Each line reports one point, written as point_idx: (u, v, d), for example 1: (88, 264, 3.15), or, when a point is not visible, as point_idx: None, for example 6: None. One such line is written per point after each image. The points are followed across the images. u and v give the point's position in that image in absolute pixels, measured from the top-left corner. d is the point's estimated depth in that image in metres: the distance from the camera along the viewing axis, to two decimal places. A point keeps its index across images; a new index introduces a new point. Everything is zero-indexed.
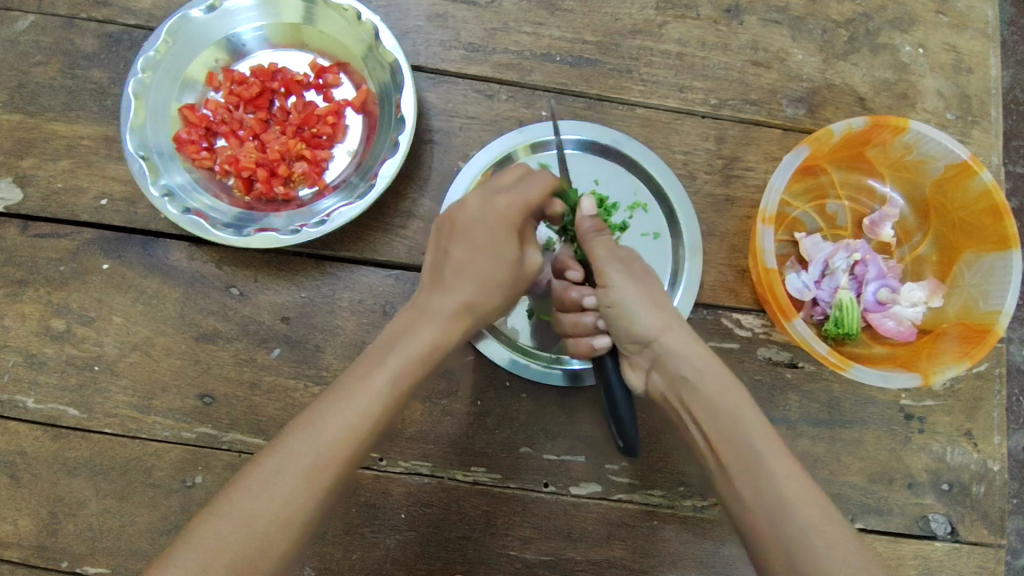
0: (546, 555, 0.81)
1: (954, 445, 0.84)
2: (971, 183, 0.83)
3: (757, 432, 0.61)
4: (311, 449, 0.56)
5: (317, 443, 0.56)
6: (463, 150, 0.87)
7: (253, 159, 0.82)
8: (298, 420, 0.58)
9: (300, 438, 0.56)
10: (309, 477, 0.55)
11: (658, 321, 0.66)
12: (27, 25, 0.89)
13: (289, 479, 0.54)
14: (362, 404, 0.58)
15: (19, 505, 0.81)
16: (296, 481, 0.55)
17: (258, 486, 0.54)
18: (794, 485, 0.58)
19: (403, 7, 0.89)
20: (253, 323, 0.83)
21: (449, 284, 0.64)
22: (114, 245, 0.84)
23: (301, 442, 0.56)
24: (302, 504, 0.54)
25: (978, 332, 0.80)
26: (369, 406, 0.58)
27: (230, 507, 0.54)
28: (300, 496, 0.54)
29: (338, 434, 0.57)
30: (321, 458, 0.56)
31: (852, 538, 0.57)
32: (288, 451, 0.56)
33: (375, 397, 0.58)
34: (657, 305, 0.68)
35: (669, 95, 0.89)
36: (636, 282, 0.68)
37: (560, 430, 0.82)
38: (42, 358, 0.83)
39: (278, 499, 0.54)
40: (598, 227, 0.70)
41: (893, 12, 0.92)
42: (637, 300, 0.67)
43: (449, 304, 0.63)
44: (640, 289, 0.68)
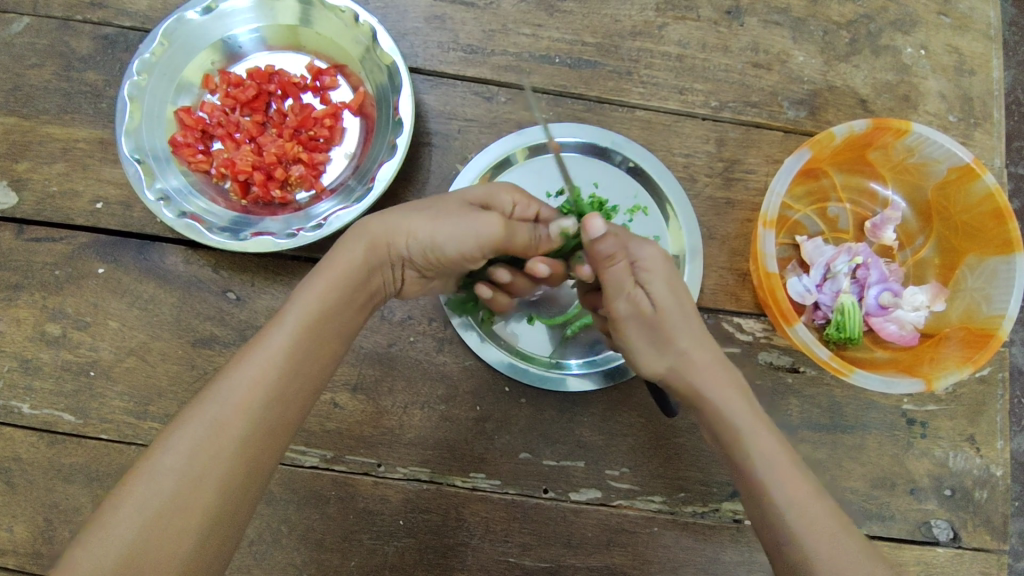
0: (545, 562, 0.80)
1: (957, 450, 0.83)
2: (973, 186, 0.82)
3: (765, 455, 0.60)
4: (214, 408, 0.54)
5: (219, 402, 0.54)
6: (461, 153, 0.86)
7: (249, 162, 0.81)
8: (201, 392, 0.56)
9: (207, 401, 0.55)
10: (213, 431, 0.53)
11: (662, 366, 0.66)
12: (22, 27, 0.88)
13: (195, 442, 0.52)
14: (263, 354, 0.58)
15: (14, 511, 0.80)
16: (201, 440, 0.53)
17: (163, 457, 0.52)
18: (802, 508, 0.58)
19: (401, 9, 0.89)
20: (250, 327, 0.82)
21: (383, 226, 0.65)
22: (110, 249, 0.84)
23: (203, 406, 0.54)
24: (212, 454, 0.53)
25: (981, 336, 0.79)
26: (276, 354, 0.58)
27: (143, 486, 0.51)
28: (204, 452, 0.52)
29: (237, 389, 0.55)
30: (218, 417, 0.54)
31: (864, 554, 0.56)
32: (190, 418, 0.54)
33: (273, 349, 0.58)
34: (667, 348, 0.65)
35: (669, 97, 0.88)
36: (648, 327, 0.65)
37: (559, 436, 0.81)
38: (36, 363, 0.83)
39: (185, 452, 0.52)
40: (611, 254, 0.61)
41: (895, 13, 0.91)
42: (644, 348, 0.66)
43: (359, 252, 0.64)
44: (646, 337, 0.65)
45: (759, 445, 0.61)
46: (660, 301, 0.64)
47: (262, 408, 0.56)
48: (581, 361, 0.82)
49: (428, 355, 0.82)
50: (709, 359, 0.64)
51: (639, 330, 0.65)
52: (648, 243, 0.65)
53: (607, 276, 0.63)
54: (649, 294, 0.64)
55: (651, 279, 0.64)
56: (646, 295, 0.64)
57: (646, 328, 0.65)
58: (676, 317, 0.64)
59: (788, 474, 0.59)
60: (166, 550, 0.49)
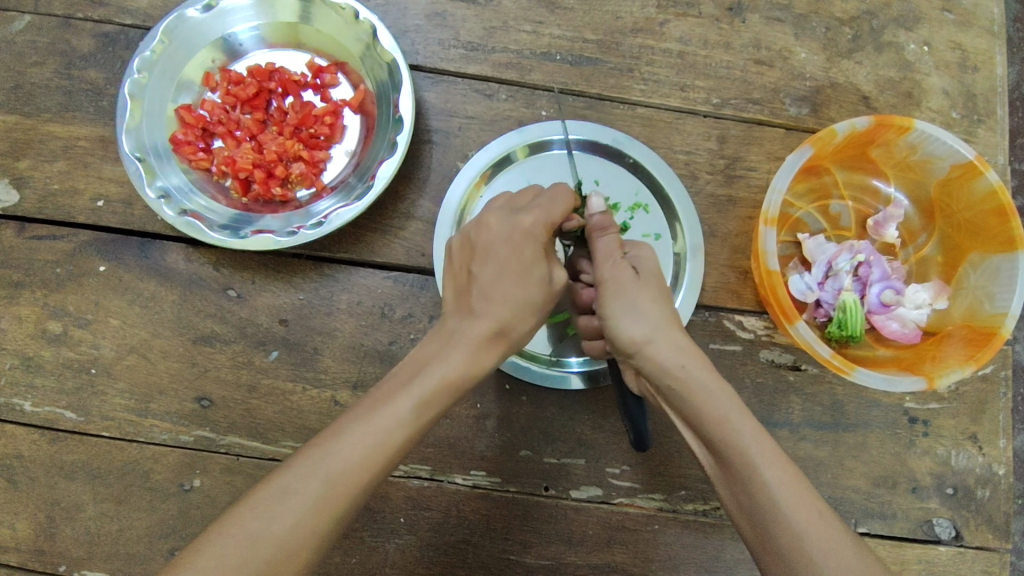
0: (547, 559, 0.80)
1: (959, 448, 0.83)
2: (977, 183, 0.81)
3: (751, 439, 0.59)
4: (295, 478, 0.53)
5: (329, 466, 0.54)
6: (461, 151, 0.86)
7: (250, 160, 0.81)
8: (314, 445, 0.55)
9: (324, 457, 0.54)
10: (327, 490, 0.53)
11: (640, 332, 0.62)
12: (24, 26, 0.88)
13: (330, 497, 0.53)
14: (383, 432, 0.56)
15: (16, 509, 0.81)
16: (316, 500, 0.53)
17: (257, 518, 0.52)
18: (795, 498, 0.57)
19: (401, 6, 0.88)
20: (250, 325, 0.82)
21: (490, 307, 0.60)
22: (111, 247, 0.84)
23: (320, 468, 0.54)
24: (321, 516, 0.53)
25: (984, 334, 0.79)
26: (389, 432, 0.56)
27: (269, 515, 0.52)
28: (307, 524, 0.52)
29: (353, 465, 0.54)
30: (331, 483, 0.54)
31: (845, 530, 0.56)
32: (310, 468, 0.54)
33: (394, 425, 0.56)
34: (642, 312, 0.63)
35: (671, 95, 0.88)
36: (628, 287, 0.63)
37: (560, 434, 0.81)
38: (38, 360, 0.83)
39: (306, 510, 0.52)
40: (606, 224, 0.67)
41: (898, 9, 0.91)
42: (621, 309, 0.62)
43: (482, 326, 0.60)
44: (624, 297, 0.63)
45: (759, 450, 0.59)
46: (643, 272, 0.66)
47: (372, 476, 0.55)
48: (581, 359, 0.82)
49: None
50: (679, 339, 0.63)
51: (618, 291, 0.63)
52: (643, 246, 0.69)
53: (598, 244, 0.66)
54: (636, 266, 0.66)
55: (642, 263, 0.67)
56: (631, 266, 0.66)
57: (622, 294, 0.63)
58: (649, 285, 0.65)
59: (773, 458, 0.59)
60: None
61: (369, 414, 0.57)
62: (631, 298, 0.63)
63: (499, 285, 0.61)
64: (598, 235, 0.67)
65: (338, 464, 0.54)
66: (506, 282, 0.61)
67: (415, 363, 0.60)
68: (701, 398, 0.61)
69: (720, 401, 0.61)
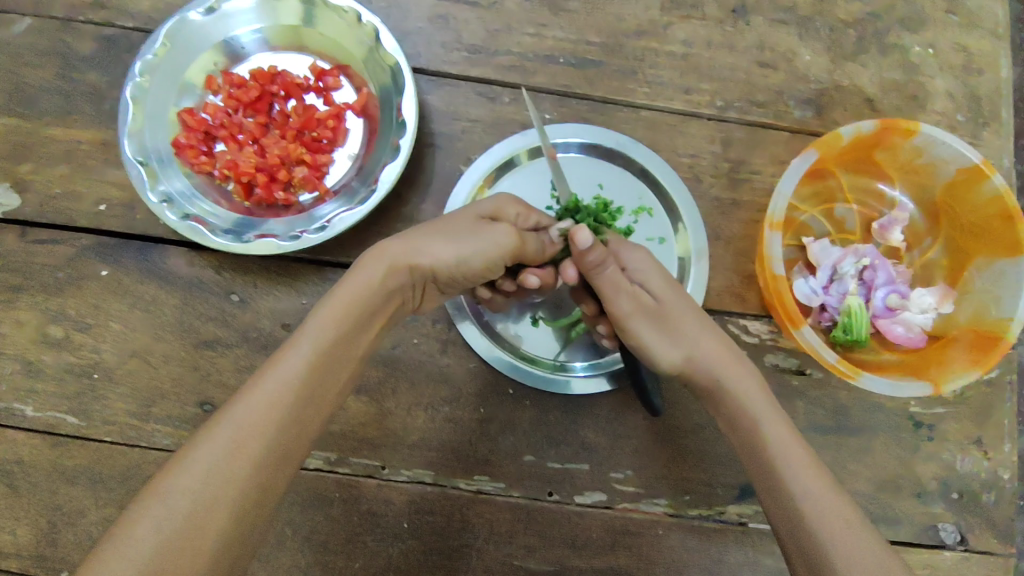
0: (549, 564, 0.80)
1: (964, 452, 0.83)
2: (982, 187, 0.81)
3: (780, 443, 0.63)
4: (192, 455, 0.54)
5: (230, 434, 0.55)
6: (464, 154, 0.85)
7: (252, 163, 0.80)
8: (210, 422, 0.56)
9: (223, 421, 0.56)
10: (231, 448, 0.54)
11: (679, 356, 0.67)
12: (25, 28, 0.88)
13: (238, 454, 0.54)
14: (275, 390, 0.57)
15: (17, 514, 0.80)
16: (217, 462, 0.53)
17: (169, 488, 0.52)
18: (817, 496, 0.59)
19: (404, 8, 0.88)
20: (253, 330, 0.82)
21: (403, 247, 0.66)
22: (113, 251, 0.84)
23: (217, 430, 0.55)
24: (229, 474, 0.54)
25: (990, 339, 0.78)
26: (280, 391, 0.58)
27: (173, 488, 0.52)
28: (217, 481, 0.53)
29: (254, 417, 0.56)
30: (234, 443, 0.55)
31: (869, 533, 0.58)
32: (207, 440, 0.55)
33: (289, 376, 0.58)
34: (678, 338, 0.67)
35: (674, 97, 0.88)
36: (654, 313, 0.67)
37: (564, 438, 0.81)
38: (40, 365, 0.83)
39: (210, 472, 0.53)
40: (603, 258, 0.64)
41: (902, 11, 0.90)
42: (657, 338, 0.67)
43: (377, 272, 0.65)
44: (659, 326, 0.67)
45: (790, 449, 0.62)
46: (661, 296, 0.68)
47: (276, 428, 0.57)
48: (585, 363, 0.82)
49: (432, 357, 0.82)
50: (718, 350, 0.67)
51: (648, 319, 0.67)
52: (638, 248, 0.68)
53: (602, 281, 0.66)
54: (652, 291, 0.68)
55: (646, 279, 0.68)
56: (649, 290, 0.68)
57: (653, 320, 0.67)
58: (678, 307, 0.68)
59: (802, 461, 0.62)
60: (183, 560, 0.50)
61: (262, 375, 0.58)
62: (659, 327, 0.67)
63: (427, 235, 0.68)
64: (598, 271, 0.65)
65: (238, 427, 0.55)
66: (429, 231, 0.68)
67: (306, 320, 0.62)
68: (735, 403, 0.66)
69: (755, 407, 0.65)
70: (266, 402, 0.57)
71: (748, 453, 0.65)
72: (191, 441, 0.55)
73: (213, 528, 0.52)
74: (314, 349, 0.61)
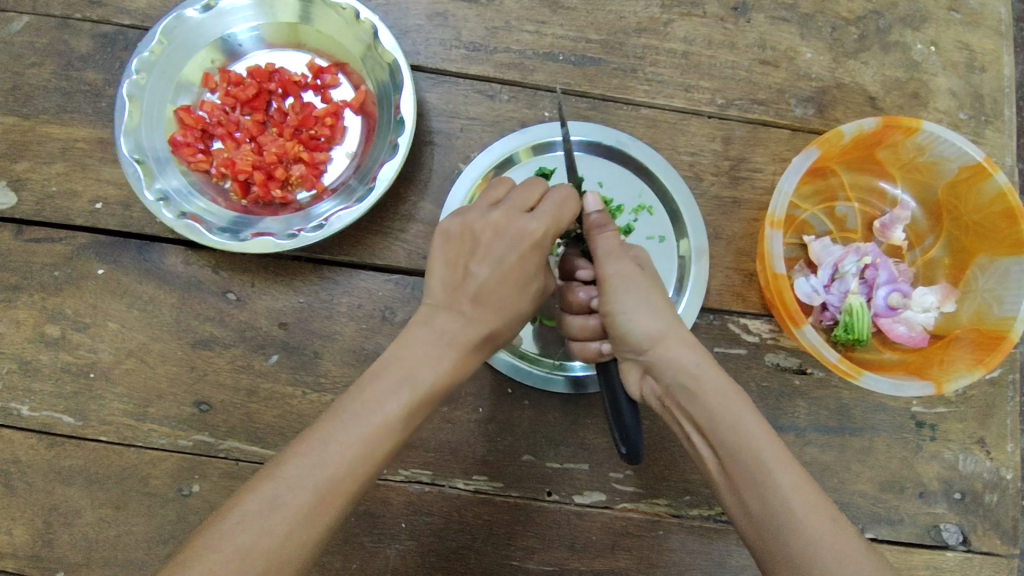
0: (549, 565, 0.79)
1: (966, 453, 0.82)
2: (985, 185, 0.81)
3: (761, 442, 0.57)
4: (277, 488, 0.51)
5: (317, 476, 0.52)
6: (463, 152, 0.85)
7: (249, 161, 0.80)
8: (291, 452, 0.53)
9: (313, 462, 0.53)
10: (321, 495, 0.52)
11: (655, 330, 0.63)
12: (22, 26, 0.87)
13: (324, 504, 0.52)
14: (369, 432, 0.55)
15: (14, 515, 0.80)
16: (305, 508, 0.51)
17: (243, 526, 0.49)
18: (808, 498, 0.54)
19: (403, 6, 0.87)
20: (250, 329, 0.81)
21: (484, 302, 0.61)
22: (110, 250, 0.83)
23: (306, 472, 0.52)
24: (317, 521, 0.51)
25: (992, 338, 0.78)
26: (376, 437, 0.55)
27: (254, 527, 0.49)
28: (298, 529, 0.50)
29: (343, 466, 0.53)
30: (323, 490, 0.52)
31: (861, 543, 0.53)
32: (296, 480, 0.52)
33: (382, 424, 0.55)
34: (654, 311, 0.63)
35: (675, 95, 0.87)
36: (631, 280, 0.64)
37: (563, 438, 0.80)
38: (36, 364, 0.82)
39: (294, 517, 0.50)
40: (605, 222, 0.66)
41: (904, 8, 0.90)
42: (638, 306, 0.63)
43: (471, 324, 0.61)
44: (638, 293, 0.63)
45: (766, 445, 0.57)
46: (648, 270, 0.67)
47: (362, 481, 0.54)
48: (584, 363, 0.80)
49: None
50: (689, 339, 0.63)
51: (625, 285, 0.63)
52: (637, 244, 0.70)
53: (598, 244, 0.65)
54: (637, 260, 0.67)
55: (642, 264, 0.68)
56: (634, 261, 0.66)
57: (632, 286, 0.64)
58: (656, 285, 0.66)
59: (786, 463, 0.56)
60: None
61: (355, 418, 0.55)
62: (641, 295, 0.63)
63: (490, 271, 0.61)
64: (598, 232, 0.66)
65: (328, 473, 0.52)
66: (505, 289, 0.61)
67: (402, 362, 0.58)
68: (711, 397, 0.60)
69: (731, 403, 0.60)
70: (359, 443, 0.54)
71: (724, 454, 0.59)
72: (274, 473, 0.52)
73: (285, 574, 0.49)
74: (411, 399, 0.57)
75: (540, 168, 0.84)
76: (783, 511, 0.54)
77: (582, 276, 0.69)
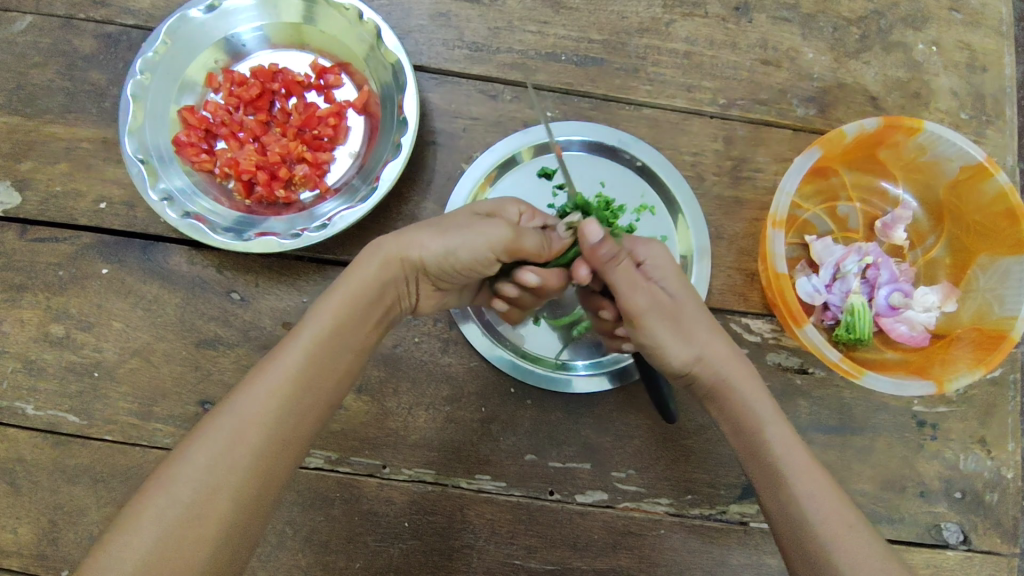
0: (551, 564, 0.80)
1: (967, 452, 0.82)
2: (986, 185, 0.81)
3: (784, 446, 0.62)
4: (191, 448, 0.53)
5: (232, 421, 0.55)
6: (466, 152, 0.85)
7: (253, 161, 0.80)
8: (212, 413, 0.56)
9: (223, 414, 0.55)
10: (231, 437, 0.54)
11: (690, 354, 0.64)
12: (25, 26, 0.87)
13: (237, 445, 0.54)
14: (278, 375, 0.57)
15: (18, 513, 0.80)
16: (216, 452, 0.53)
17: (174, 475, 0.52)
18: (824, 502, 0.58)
19: (406, 6, 0.88)
20: (254, 329, 0.82)
21: (396, 240, 0.65)
22: (114, 250, 0.83)
23: (219, 420, 0.55)
24: (233, 462, 0.53)
25: (993, 337, 0.78)
26: (283, 376, 0.58)
27: (178, 478, 0.52)
28: (215, 470, 0.53)
29: (252, 407, 0.55)
30: (232, 436, 0.54)
31: (874, 541, 0.57)
32: (206, 432, 0.54)
33: (289, 366, 0.58)
34: (690, 337, 0.65)
35: (677, 96, 0.87)
36: (667, 309, 0.65)
37: (566, 438, 0.81)
38: (40, 364, 0.82)
39: (204, 464, 0.53)
40: (616, 252, 0.63)
41: (905, 9, 0.90)
42: (673, 335, 0.64)
43: (372, 263, 0.64)
44: (676, 323, 0.64)
45: (790, 451, 0.61)
46: (676, 292, 0.66)
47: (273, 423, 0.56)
48: (587, 362, 0.82)
49: (433, 356, 0.82)
50: (727, 351, 0.65)
51: (661, 318, 0.64)
52: (651, 243, 0.67)
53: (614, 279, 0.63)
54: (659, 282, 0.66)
55: (662, 274, 0.66)
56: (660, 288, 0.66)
57: (663, 314, 0.64)
58: (690, 307, 0.66)
59: (807, 463, 0.61)
60: (187, 554, 0.49)
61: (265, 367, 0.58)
62: (675, 325, 0.64)
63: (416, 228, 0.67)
64: (610, 266, 0.63)
65: (235, 418, 0.55)
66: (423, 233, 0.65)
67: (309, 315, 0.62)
68: (739, 405, 0.64)
69: (759, 406, 0.64)
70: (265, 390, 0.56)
71: (748, 454, 0.63)
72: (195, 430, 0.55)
73: (213, 516, 0.51)
74: (313, 342, 0.60)
75: (541, 167, 0.84)
76: (796, 509, 0.59)
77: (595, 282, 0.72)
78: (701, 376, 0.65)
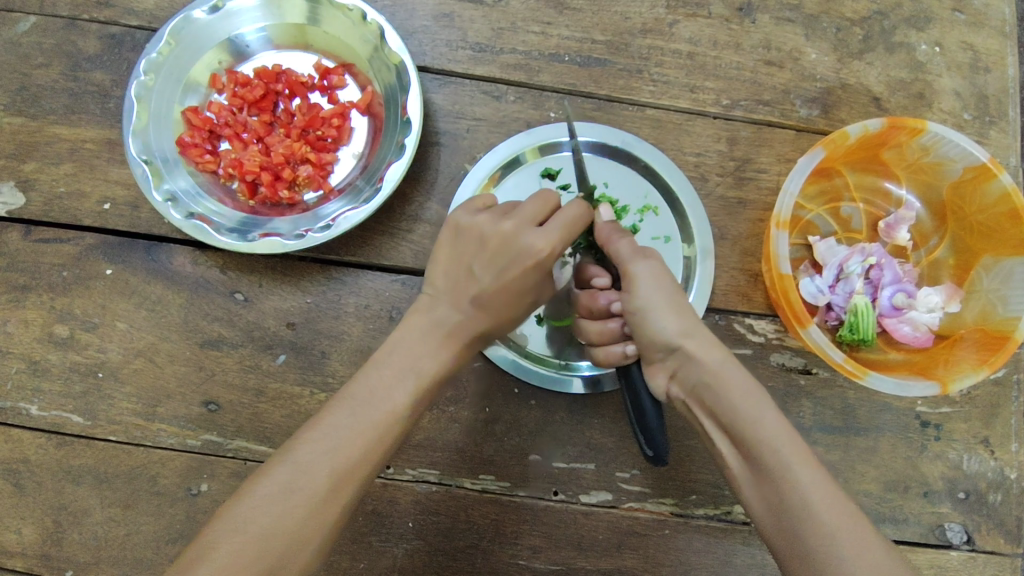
0: (555, 564, 0.80)
1: (971, 452, 0.82)
2: (989, 186, 0.81)
3: (784, 438, 0.58)
4: (289, 476, 0.55)
5: (328, 462, 0.55)
6: (470, 153, 0.85)
7: (257, 162, 0.80)
8: (295, 444, 0.56)
9: (318, 450, 0.56)
10: (329, 487, 0.55)
11: (683, 328, 0.62)
12: (29, 27, 0.87)
13: (330, 493, 0.55)
14: (373, 425, 0.58)
15: (23, 514, 0.80)
16: (310, 497, 0.54)
17: (257, 511, 0.53)
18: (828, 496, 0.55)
19: (409, 7, 0.88)
20: (258, 329, 0.82)
21: (482, 300, 0.62)
22: (117, 250, 0.83)
23: (314, 459, 0.55)
24: (323, 514, 0.55)
25: (997, 338, 0.78)
26: (382, 424, 0.58)
27: (267, 512, 0.53)
28: (311, 515, 0.54)
29: (350, 452, 0.56)
30: (327, 483, 0.55)
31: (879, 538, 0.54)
32: (297, 472, 0.55)
33: (384, 415, 0.58)
34: (684, 312, 0.63)
35: (680, 96, 0.87)
36: (662, 281, 0.64)
37: (570, 438, 0.81)
38: (44, 364, 0.82)
39: (303, 508, 0.54)
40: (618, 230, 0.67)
41: (909, 9, 0.90)
42: (669, 304, 0.63)
43: (469, 319, 0.62)
44: (671, 294, 0.63)
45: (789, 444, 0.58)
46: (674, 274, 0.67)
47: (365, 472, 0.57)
48: (590, 363, 0.82)
49: None
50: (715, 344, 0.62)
51: (660, 286, 0.63)
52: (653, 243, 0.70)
53: (618, 247, 0.65)
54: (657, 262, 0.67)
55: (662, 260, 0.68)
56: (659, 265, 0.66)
57: (666, 287, 0.64)
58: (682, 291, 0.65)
59: (805, 459, 0.57)
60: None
61: (360, 410, 0.58)
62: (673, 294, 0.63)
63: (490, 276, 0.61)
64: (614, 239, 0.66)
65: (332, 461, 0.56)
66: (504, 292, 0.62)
67: (401, 354, 0.61)
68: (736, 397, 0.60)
69: (751, 400, 0.59)
70: (368, 434, 0.57)
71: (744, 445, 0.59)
72: (278, 457, 0.56)
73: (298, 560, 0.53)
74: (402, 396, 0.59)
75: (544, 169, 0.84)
76: (802, 505, 0.55)
77: (599, 282, 0.69)
78: (692, 360, 0.62)
